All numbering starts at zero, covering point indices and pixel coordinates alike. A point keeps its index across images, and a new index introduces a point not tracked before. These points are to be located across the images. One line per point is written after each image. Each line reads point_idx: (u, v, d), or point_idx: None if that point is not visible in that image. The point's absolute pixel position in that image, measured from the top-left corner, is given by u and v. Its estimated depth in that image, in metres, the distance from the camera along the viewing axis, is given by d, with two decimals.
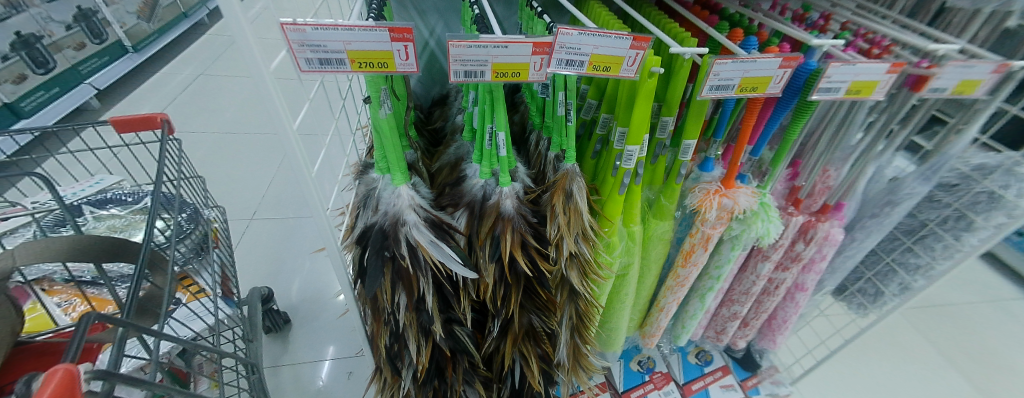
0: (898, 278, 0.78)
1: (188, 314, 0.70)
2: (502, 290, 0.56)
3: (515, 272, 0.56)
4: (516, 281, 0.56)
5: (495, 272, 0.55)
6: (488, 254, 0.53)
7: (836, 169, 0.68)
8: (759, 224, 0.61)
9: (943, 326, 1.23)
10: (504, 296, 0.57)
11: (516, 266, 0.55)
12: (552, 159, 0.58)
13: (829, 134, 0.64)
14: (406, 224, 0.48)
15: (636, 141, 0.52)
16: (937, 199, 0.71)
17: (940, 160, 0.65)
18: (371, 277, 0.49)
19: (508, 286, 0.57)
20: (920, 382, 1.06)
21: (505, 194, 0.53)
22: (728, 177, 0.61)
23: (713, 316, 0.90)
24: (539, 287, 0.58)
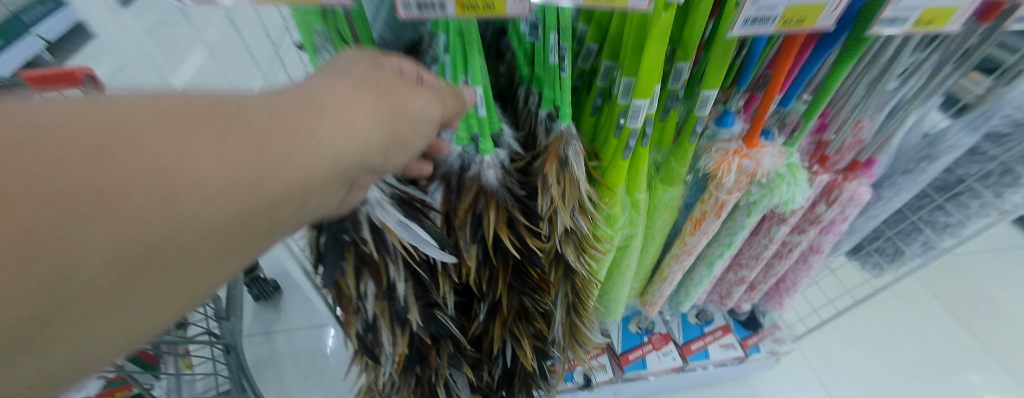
0: (922, 237, 0.72)
1: None
2: (489, 270, 0.50)
3: (503, 251, 0.49)
4: (503, 262, 0.50)
5: (480, 251, 0.48)
6: (470, 233, 0.46)
7: (870, 120, 0.58)
8: (783, 188, 0.53)
9: (957, 274, 1.26)
10: (492, 277, 0.51)
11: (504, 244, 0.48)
12: (543, 118, 0.49)
13: (867, 82, 0.54)
14: (365, 202, 0.39)
15: (645, 94, 0.43)
16: (981, 152, 0.62)
17: (992, 107, 0.56)
18: (329, 265, 0.41)
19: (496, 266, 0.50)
20: (924, 327, 1.13)
21: (486, 164, 0.45)
22: (751, 134, 0.52)
23: (718, 280, 0.86)
24: (531, 267, 0.51)
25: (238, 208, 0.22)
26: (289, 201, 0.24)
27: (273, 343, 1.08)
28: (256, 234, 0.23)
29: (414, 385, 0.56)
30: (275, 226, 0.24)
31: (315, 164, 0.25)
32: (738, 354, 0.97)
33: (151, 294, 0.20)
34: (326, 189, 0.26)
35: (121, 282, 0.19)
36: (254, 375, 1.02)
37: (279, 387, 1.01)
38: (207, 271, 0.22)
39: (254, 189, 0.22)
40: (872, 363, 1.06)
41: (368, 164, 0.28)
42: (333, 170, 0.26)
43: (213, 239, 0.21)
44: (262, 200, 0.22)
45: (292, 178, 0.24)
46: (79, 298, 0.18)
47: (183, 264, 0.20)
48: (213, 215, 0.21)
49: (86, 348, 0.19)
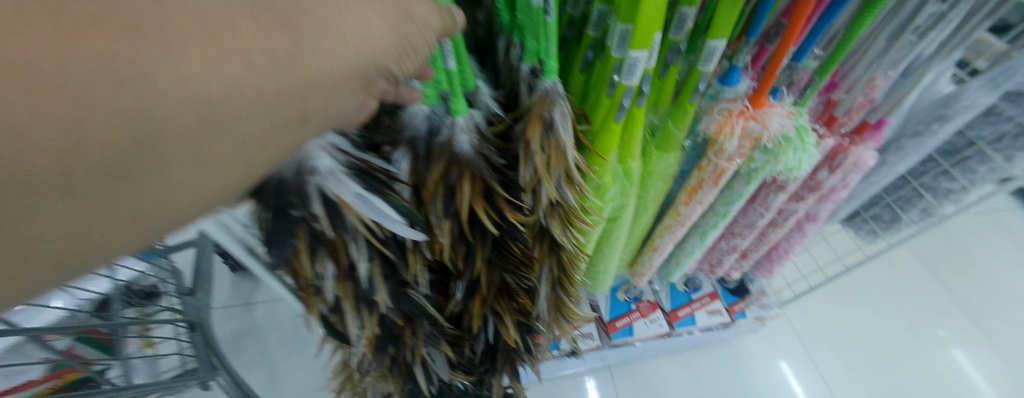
0: (922, 203, 0.69)
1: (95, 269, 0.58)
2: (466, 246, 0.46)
3: (481, 226, 0.44)
4: (482, 237, 0.45)
5: (456, 227, 0.43)
6: (443, 207, 0.41)
7: (885, 77, 0.52)
8: (789, 154, 0.48)
9: (936, 242, 1.33)
10: (470, 253, 0.47)
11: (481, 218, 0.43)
12: (525, 74, 0.42)
13: (888, 33, 0.48)
14: (314, 172, 0.32)
15: (643, 44, 0.36)
16: (997, 112, 0.58)
17: (1015, 64, 0.51)
18: (275, 245, 0.35)
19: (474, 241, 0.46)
20: (902, 292, 1.21)
21: (458, 127, 0.39)
22: (759, 93, 0.46)
23: (710, 249, 0.84)
24: (513, 243, 0.47)
25: (280, 84, 0.21)
26: (320, 88, 0.22)
27: (253, 314, 1.05)
28: (291, 122, 0.22)
29: (389, 363, 0.53)
30: (309, 116, 0.23)
31: (339, 53, 0.23)
32: (724, 320, 0.98)
33: (210, 162, 0.20)
34: (351, 87, 0.24)
35: (183, 143, 0.19)
36: (234, 346, 1.00)
37: (262, 358, 0.99)
38: (256, 149, 0.22)
39: (294, 66, 0.21)
40: (853, 323, 1.14)
41: (389, 69, 0.25)
42: (357, 66, 0.24)
43: (262, 115, 0.21)
44: (302, 80, 0.21)
45: (323, 64, 0.22)
46: (150, 149, 0.18)
47: (237, 134, 0.20)
48: (259, 87, 0.20)
49: (148, 207, 0.19)
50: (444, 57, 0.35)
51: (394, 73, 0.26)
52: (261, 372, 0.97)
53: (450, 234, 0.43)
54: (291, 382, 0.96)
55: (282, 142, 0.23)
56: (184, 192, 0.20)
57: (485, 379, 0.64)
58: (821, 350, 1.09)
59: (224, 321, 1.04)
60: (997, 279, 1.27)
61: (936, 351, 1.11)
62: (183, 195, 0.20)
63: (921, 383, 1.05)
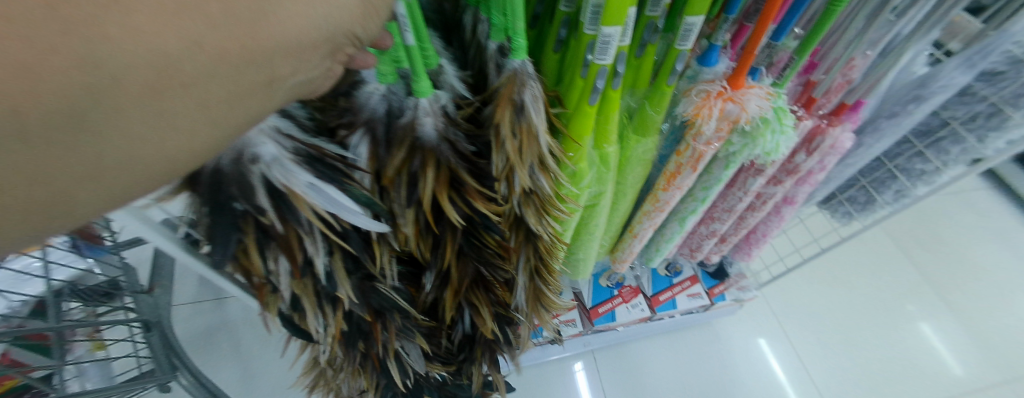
0: (896, 185, 0.70)
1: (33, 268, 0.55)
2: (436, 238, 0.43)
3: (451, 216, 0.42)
4: (452, 228, 0.43)
5: (422, 217, 0.40)
6: (407, 196, 0.38)
7: (863, 57, 0.52)
8: (767, 136, 0.46)
9: (907, 222, 1.38)
10: (439, 244, 0.44)
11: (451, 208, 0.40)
12: (492, 53, 0.39)
13: (868, 11, 0.46)
14: (257, 160, 0.30)
15: (616, 20, 0.33)
16: (972, 92, 0.58)
17: (992, 42, 0.50)
18: (218, 240, 0.32)
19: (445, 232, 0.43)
20: (874, 270, 1.25)
21: (421, 109, 0.36)
22: (737, 73, 0.44)
23: (690, 234, 0.84)
24: (486, 233, 0.45)
25: (245, 45, 0.19)
26: (289, 54, 0.21)
27: (225, 309, 1.02)
28: (258, 85, 0.21)
29: (360, 359, 0.51)
30: (277, 82, 0.22)
31: (306, 16, 0.21)
32: (704, 303, 0.99)
33: (172, 124, 0.19)
34: (321, 53, 0.23)
35: (142, 99, 0.18)
36: (206, 343, 0.97)
37: (236, 355, 0.96)
38: (222, 114, 0.20)
39: (260, 26, 0.20)
40: (827, 302, 1.17)
41: (358, 35, 0.24)
42: (327, 30, 0.22)
43: (226, 77, 0.19)
44: (270, 42, 0.20)
45: (290, 27, 0.21)
46: (107, 103, 0.17)
47: (202, 96, 0.19)
48: (221, 45, 0.19)
49: (106, 168, 0.18)
50: (403, 33, 0.31)
51: (363, 39, 0.24)
52: (236, 369, 0.95)
53: (416, 226, 0.41)
54: (268, 378, 0.94)
55: (251, 107, 0.21)
56: (146, 156, 0.19)
57: (465, 367, 0.62)
58: (797, 328, 1.12)
59: (195, 318, 1.00)
60: (963, 257, 1.32)
61: (904, 326, 1.15)
62: (144, 158, 0.19)
63: (890, 358, 1.09)
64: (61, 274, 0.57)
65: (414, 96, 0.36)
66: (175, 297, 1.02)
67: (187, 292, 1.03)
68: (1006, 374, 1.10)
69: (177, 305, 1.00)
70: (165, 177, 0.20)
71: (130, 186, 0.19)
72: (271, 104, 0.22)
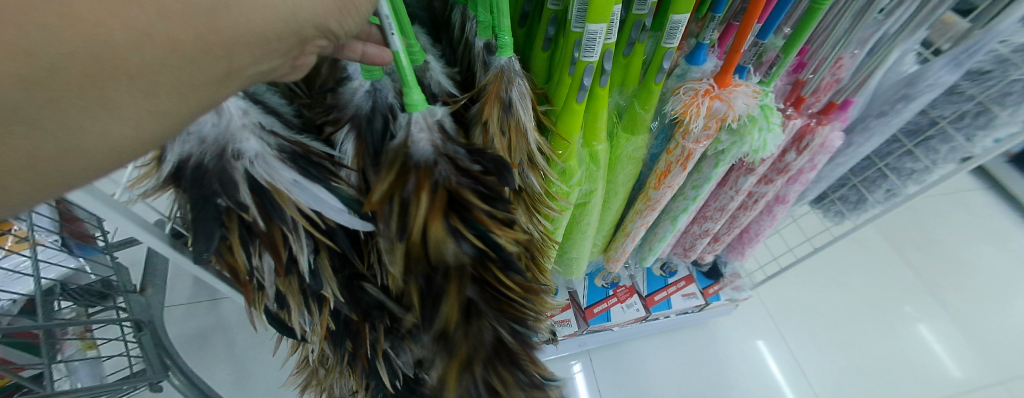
0: (887, 184, 0.70)
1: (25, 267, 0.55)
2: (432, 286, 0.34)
3: (459, 256, 0.34)
4: (460, 273, 0.34)
5: (420, 252, 0.33)
6: (391, 228, 0.33)
7: (851, 56, 0.52)
8: (754, 134, 0.47)
9: (901, 223, 1.38)
10: (436, 289, 0.34)
11: (457, 249, 0.34)
12: (480, 51, 0.40)
13: (854, 11, 0.47)
14: (240, 155, 0.30)
15: (601, 17, 0.34)
16: (959, 91, 0.58)
17: (979, 41, 0.51)
18: (201, 236, 0.32)
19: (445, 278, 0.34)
20: (868, 270, 1.26)
21: (416, 124, 0.35)
22: (724, 71, 0.44)
23: (683, 233, 0.84)
24: (504, 278, 0.36)
25: (202, 36, 0.19)
26: (252, 44, 0.21)
27: (220, 310, 1.02)
28: (214, 78, 0.21)
29: (348, 356, 0.48)
30: (236, 73, 0.21)
31: (271, 8, 0.21)
32: (699, 303, 0.99)
33: (115, 115, 0.18)
34: (287, 44, 0.23)
35: (82, 88, 0.17)
36: (200, 344, 0.97)
37: (230, 356, 0.96)
38: (171, 105, 0.20)
39: (220, 16, 0.20)
40: (822, 301, 1.18)
41: (331, 28, 0.24)
42: (294, 23, 0.22)
43: (178, 68, 0.19)
44: (231, 32, 0.20)
45: (255, 17, 0.21)
46: (44, 94, 0.17)
47: (148, 86, 0.19)
48: (173, 35, 0.18)
49: (42, 160, 0.18)
50: (388, 36, 0.31)
51: (336, 33, 0.25)
52: (230, 370, 0.94)
53: (405, 266, 0.34)
54: (261, 378, 0.94)
55: (205, 98, 0.21)
56: (88, 147, 0.18)
57: None
58: (793, 329, 1.12)
59: (189, 320, 1.00)
60: (956, 256, 1.33)
61: (900, 327, 1.15)
62: (86, 149, 0.18)
63: (886, 358, 1.10)
64: (52, 273, 0.58)
65: (406, 110, 0.35)
66: (169, 298, 1.02)
67: (181, 293, 1.03)
68: (1002, 374, 1.10)
69: (173, 306, 1.01)
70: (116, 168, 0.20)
71: (75, 178, 0.19)
72: (229, 94, 0.22)
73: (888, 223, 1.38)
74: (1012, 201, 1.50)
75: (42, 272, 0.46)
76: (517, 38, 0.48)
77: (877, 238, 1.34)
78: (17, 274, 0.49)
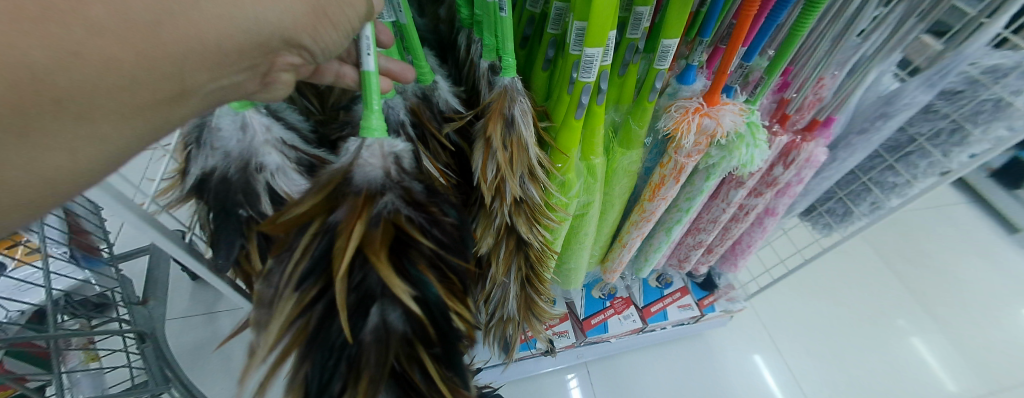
0: (871, 197, 0.73)
1: (33, 279, 0.56)
2: (335, 363, 0.31)
3: (382, 328, 0.31)
4: (377, 364, 0.31)
5: (327, 304, 0.31)
6: (295, 269, 0.30)
7: (832, 77, 0.56)
8: (741, 149, 0.49)
9: (889, 235, 1.42)
10: (329, 386, 0.31)
11: (381, 317, 0.31)
12: (484, 70, 0.43)
13: (831, 36, 0.50)
14: (262, 169, 0.32)
15: (598, 42, 0.36)
16: (934, 110, 0.62)
17: (950, 63, 0.55)
18: (223, 244, 0.34)
19: (352, 364, 0.31)
20: (858, 282, 1.28)
21: (367, 149, 0.33)
22: (712, 90, 0.47)
23: (677, 244, 0.86)
24: (433, 376, 0.33)
25: (144, 53, 0.21)
26: (209, 59, 0.23)
27: (217, 322, 1.02)
28: (166, 97, 0.23)
29: None
30: (190, 90, 0.24)
31: (227, 23, 0.23)
32: (694, 314, 1.00)
33: (46, 144, 0.19)
34: (250, 56, 0.25)
35: (10, 118, 0.18)
36: (195, 358, 0.96)
37: (225, 369, 0.95)
38: (111, 128, 0.21)
39: (164, 29, 0.21)
40: (815, 312, 1.20)
41: (298, 40, 0.27)
42: (253, 37, 0.24)
43: (121, 89, 0.21)
44: (177, 46, 0.22)
45: (206, 29, 0.22)
46: None
47: (86, 108, 0.20)
48: (112, 52, 0.20)
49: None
50: (364, 57, 0.33)
51: (305, 45, 0.28)
52: (223, 385, 0.93)
53: (297, 338, 0.31)
54: None
55: (154, 118, 0.23)
56: (13, 179, 0.19)
57: None
58: (788, 340, 1.13)
59: (186, 333, 0.99)
60: (945, 268, 1.36)
61: (893, 340, 1.17)
62: (19, 180, 0.19)
63: (878, 370, 1.11)
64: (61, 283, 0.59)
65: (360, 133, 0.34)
66: (167, 310, 1.02)
67: (179, 306, 1.03)
68: (995, 387, 1.11)
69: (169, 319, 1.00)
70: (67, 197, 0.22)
71: (29, 208, 0.21)
72: (182, 112, 0.24)
73: (876, 236, 1.41)
74: (995, 214, 1.54)
75: (50, 279, 0.47)
76: (519, 58, 0.51)
77: (865, 250, 1.37)
78: (26, 283, 0.49)
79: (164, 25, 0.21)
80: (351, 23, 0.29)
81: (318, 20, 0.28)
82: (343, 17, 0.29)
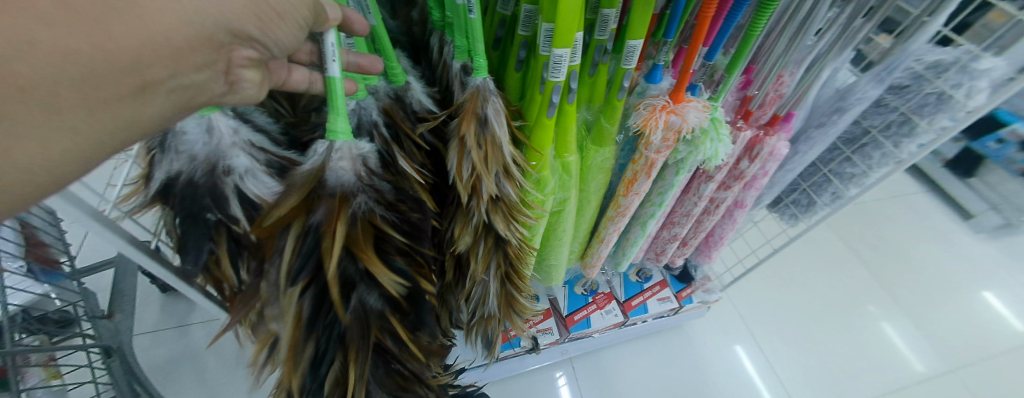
0: (832, 187, 0.77)
1: None
2: (326, 338, 0.35)
3: (360, 309, 0.35)
4: (361, 340, 0.35)
5: (317, 290, 0.33)
6: (287, 268, 0.32)
7: (791, 74, 0.59)
8: (707, 144, 0.52)
9: (854, 224, 1.50)
10: (325, 357, 0.36)
11: (360, 299, 0.34)
12: (457, 72, 0.44)
13: (788, 37, 0.53)
14: (230, 171, 0.32)
15: (565, 43, 0.38)
16: (885, 104, 0.66)
17: (896, 59, 0.59)
18: (191, 249, 0.34)
19: (339, 342, 0.35)
20: (827, 270, 1.35)
21: (337, 152, 0.33)
22: (678, 89, 0.49)
23: (654, 239, 0.89)
24: (406, 341, 0.38)
25: (99, 46, 0.22)
26: (163, 55, 0.25)
27: (190, 335, 0.98)
28: (130, 91, 0.24)
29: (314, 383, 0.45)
30: (152, 86, 0.25)
31: (172, 17, 0.24)
32: (673, 306, 1.03)
33: (18, 133, 0.21)
34: (202, 53, 0.27)
35: None
36: (169, 372, 0.93)
37: (200, 383, 0.92)
38: (81, 118, 0.23)
39: (111, 23, 0.22)
40: (787, 300, 1.25)
41: (247, 32, 0.28)
42: (200, 31, 0.26)
43: (82, 80, 0.22)
44: (130, 40, 0.23)
45: (155, 24, 0.24)
46: None
47: (50, 97, 0.22)
48: (66, 43, 0.21)
49: None
50: (328, 63, 0.33)
51: (256, 38, 0.29)
52: None
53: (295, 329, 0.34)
54: None
55: (119, 110, 0.25)
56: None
57: None
58: (761, 327, 1.18)
59: (157, 346, 0.96)
60: (905, 254, 1.44)
61: (861, 324, 1.23)
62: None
63: (845, 351, 1.17)
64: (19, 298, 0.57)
65: (326, 137, 0.34)
66: (136, 325, 0.98)
67: (149, 320, 0.99)
68: (952, 364, 1.18)
69: (138, 334, 0.96)
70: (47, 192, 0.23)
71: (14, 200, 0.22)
72: (148, 108, 0.26)
73: (841, 226, 1.49)
74: (951, 201, 1.64)
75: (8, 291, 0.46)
76: (491, 59, 0.52)
77: (833, 239, 1.44)
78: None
79: (114, 19, 0.23)
80: (300, 12, 0.29)
81: (263, 12, 0.28)
82: (288, 7, 0.29)
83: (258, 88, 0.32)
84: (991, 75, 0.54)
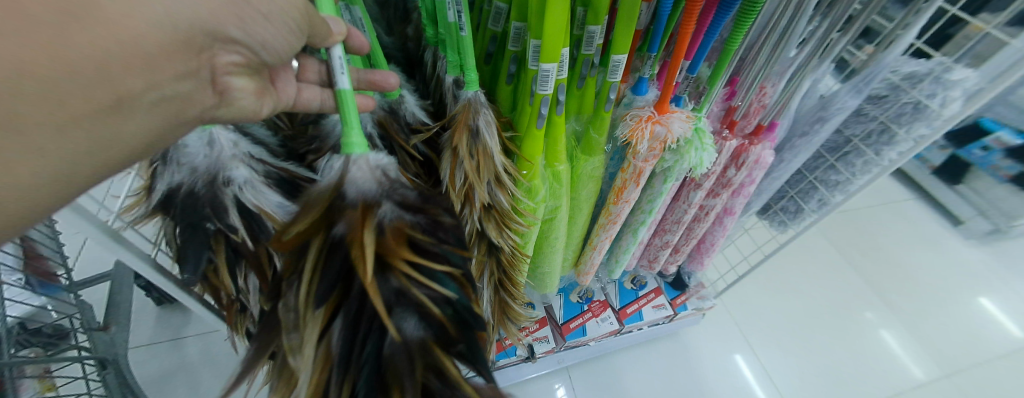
0: (818, 194, 0.79)
1: None
2: (363, 377, 0.32)
3: (399, 336, 0.32)
4: (407, 370, 0.31)
5: (346, 315, 0.33)
6: (309, 291, 0.32)
7: (773, 85, 0.61)
8: (691, 153, 0.53)
9: (846, 231, 1.52)
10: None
11: (398, 324, 0.32)
12: (449, 85, 0.45)
13: (768, 49, 0.56)
14: (229, 183, 0.33)
15: (552, 57, 0.40)
16: (864, 113, 0.68)
17: (874, 70, 0.61)
18: (190, 258, 0.35)
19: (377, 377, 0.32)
20: (820, 276, 1.36)
21: (354, 164, 0.34)
22: (661, 100, 0.51)
23: (646, 246, 0.90)
24: (454, 375, 0.33)
25: (58, 54, 0.22)
26: (133, 62, 0.25)
27: (184, 349, 0.98)
28: (106, 105, 0.25)
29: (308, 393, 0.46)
30: (129, 98, 0.26)
31: (138, 24, 0.25)
32: (668, 313, 1.04)
33: None
34: (180, 58, 0.27)
35: None
36: (162, 386, 0.92)
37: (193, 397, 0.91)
38: (50, 136, 0.23)
39: (71, 29, 0.22)
40: (780, 306, 1.26)
41: (228, 32, 0.29)
42: (174, 33, 0.26)
43: (48, 95, 0.22)
44: (91, 46, 0.23)
45: (117, 30, 0.24)
46: None
47: (9, 115, 0.21)
48: (22, 55, 0.21)
49: None
50: (337, 76, 0.33)
51: (236, 37, 0.30)
52: None
53: (321, 364, 0.32)
54: None
55: (93, 124, 0.25)
56: None
57: None
58: (757, 334, 1.19)
59: (151, 360, 0.95)
60: (896, 260, 1.46)
61: (857, 331, 1.24)
62: None
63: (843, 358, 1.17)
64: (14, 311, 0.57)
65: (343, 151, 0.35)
66: (130, 339, 0.97)
67: (144, 333, 0.99)
68: (947, 369, 1.19)
69: (132, 347, 0.96)
70: (39, 209, 0.24)
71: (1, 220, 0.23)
72: (127, 119, 0.27)
73: (832, 233, 1.51)
74: (940, 208, 1.67)
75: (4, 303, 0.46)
76: (484, 73, 0.54)
77: (824, 246, 1.46)
78: None
79: (70, 27, 0.22)
80: (288, 13, 0.30)
81: (244, 12, 0.29)
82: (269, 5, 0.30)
83: (251, 97, 0.34)
84: (963, 86, 0.56)
